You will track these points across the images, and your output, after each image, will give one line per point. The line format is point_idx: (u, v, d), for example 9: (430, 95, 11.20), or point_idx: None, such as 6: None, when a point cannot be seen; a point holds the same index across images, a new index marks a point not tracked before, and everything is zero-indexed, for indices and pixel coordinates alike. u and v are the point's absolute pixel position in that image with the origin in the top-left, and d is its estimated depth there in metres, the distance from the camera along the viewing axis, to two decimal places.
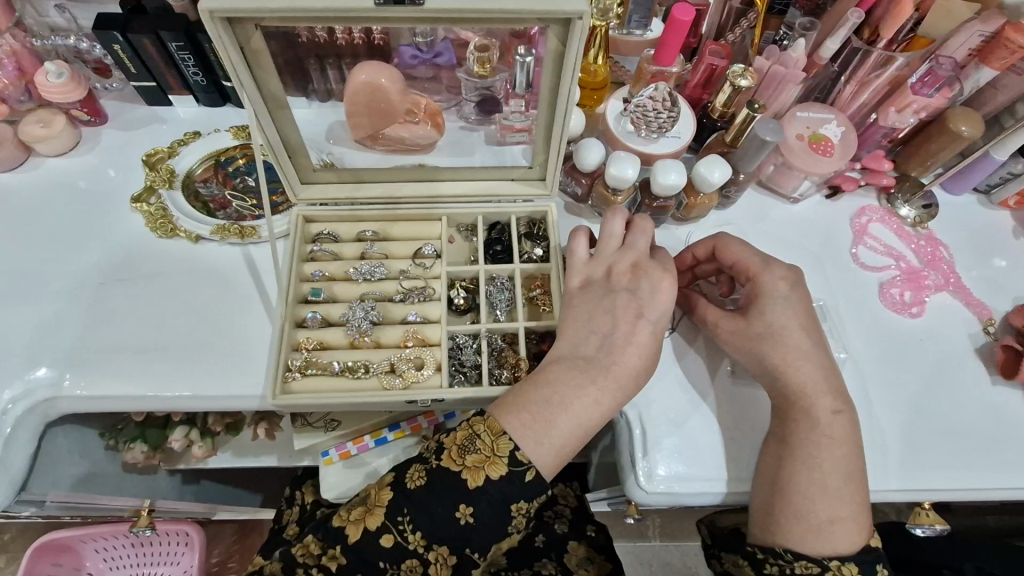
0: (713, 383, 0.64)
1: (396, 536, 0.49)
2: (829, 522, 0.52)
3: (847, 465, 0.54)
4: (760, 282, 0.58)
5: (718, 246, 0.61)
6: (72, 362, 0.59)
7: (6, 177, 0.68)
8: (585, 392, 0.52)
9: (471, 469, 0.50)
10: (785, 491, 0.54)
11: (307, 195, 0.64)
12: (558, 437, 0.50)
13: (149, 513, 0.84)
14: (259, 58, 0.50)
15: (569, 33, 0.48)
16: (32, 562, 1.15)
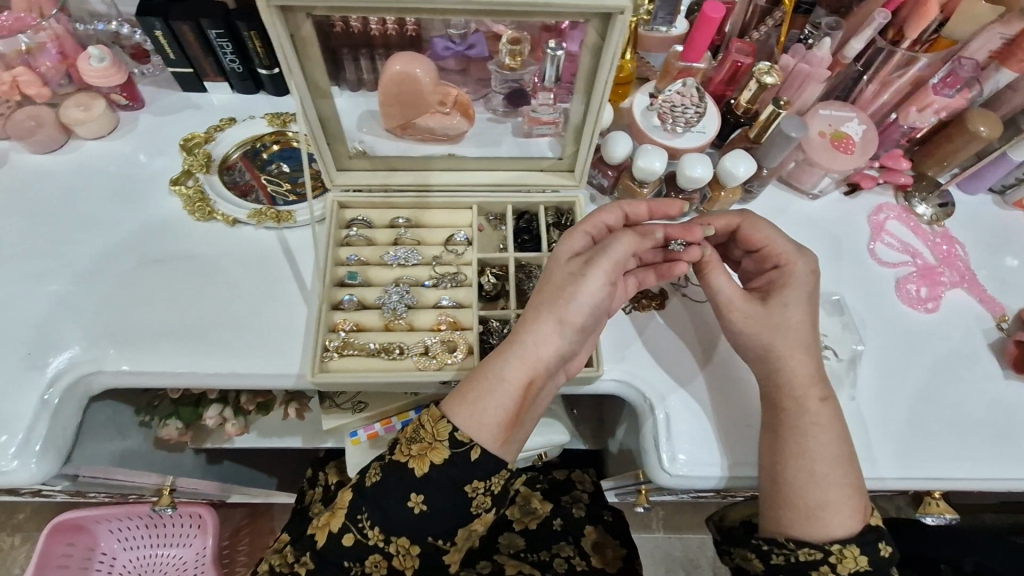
0: (710, 367, 0.66)
1: (355, 534, 0.53)
2: (819, 507, 0.55)
3: (833, 450, 0.57)
4: (791, 269, 0.60)
5: (745, 226, 0.62)
6: (111, 340, 0.60)
7: (46, 159, 0.69)
8: (506, 365, 0.54)
9: (417, 457, 0.53)
10: (778, 480, 0.57)
11: (342, 181, 0.65)
12: (483, 411, 0.53)
13: (172, 492, 0.86)
14: (307, 45, 0.51)
15: (609, 27, 0.50)
16: (48, 540, 1.17)
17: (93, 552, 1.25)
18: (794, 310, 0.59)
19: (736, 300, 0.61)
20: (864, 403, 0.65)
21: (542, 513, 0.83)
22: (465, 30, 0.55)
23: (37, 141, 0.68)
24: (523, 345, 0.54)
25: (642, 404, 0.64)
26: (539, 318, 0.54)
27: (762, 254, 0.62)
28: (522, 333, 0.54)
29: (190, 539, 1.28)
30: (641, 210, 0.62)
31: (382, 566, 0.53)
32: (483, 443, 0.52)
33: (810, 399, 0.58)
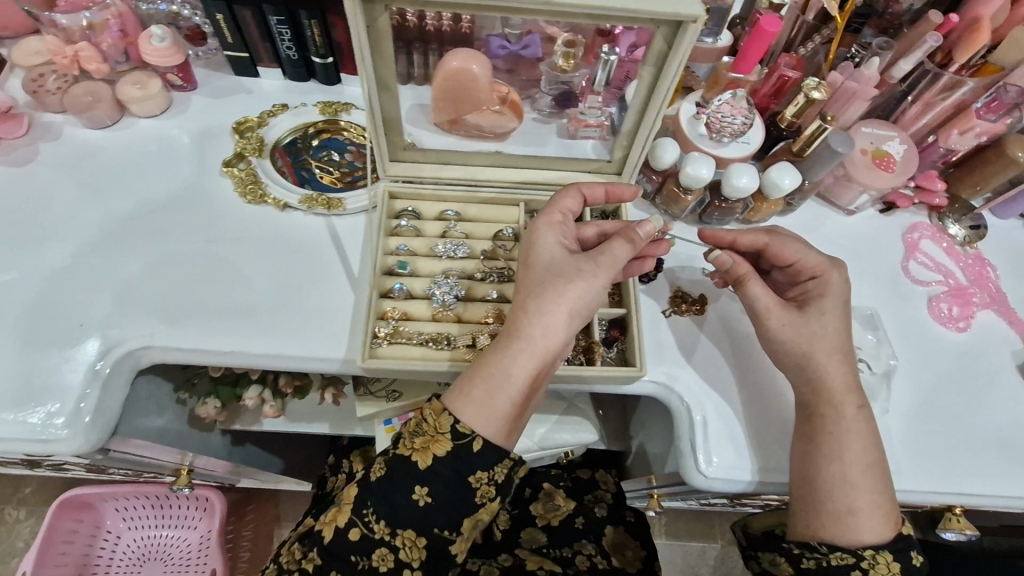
0: (755, 375, 0.66)
1: (361, 529, 0.53)
2: (848, 511, 0.57)
3: (867, 456, 0.58)
4: (828, 280, 0.61)
5: (773, 244, 0.62)
6: (163, 315, 0.61)
7: (100, 134, 0.70)
8: (509, 356, 0.54)
9: (420, 450, 0.54)
10: (811, 483, 0.58)
11: (395, 172, 0.66)
12: (489, 403, 0.54)
13: (187, 473, 0.85)
14: (382, 36, 0.52)
15: (678, 35, 0.51)
16: (55, 516, 1.17)
17: (98, 531, 1.25)
18: (832, 319, 0.60)
19: (773, 309, 0.60)
20: (896, 417, 0.66)
21: (565, 510, 0.84)
22: (522, 29, 0.57)
23: (93, 116, 0.69)
24: (529, 338, 0.54)
25: (679, 408, 0.65)
26: (546, 309, 0.54)
27: (793, 269, 0.62)
28: (528, 328, 0.54)
29: (195, 522, 1.28)
30: (597, 192, 0.63)
31: (388, 559, 0.53)
32: (485, 433, 0.54)
33: (848, 407, 0.59)
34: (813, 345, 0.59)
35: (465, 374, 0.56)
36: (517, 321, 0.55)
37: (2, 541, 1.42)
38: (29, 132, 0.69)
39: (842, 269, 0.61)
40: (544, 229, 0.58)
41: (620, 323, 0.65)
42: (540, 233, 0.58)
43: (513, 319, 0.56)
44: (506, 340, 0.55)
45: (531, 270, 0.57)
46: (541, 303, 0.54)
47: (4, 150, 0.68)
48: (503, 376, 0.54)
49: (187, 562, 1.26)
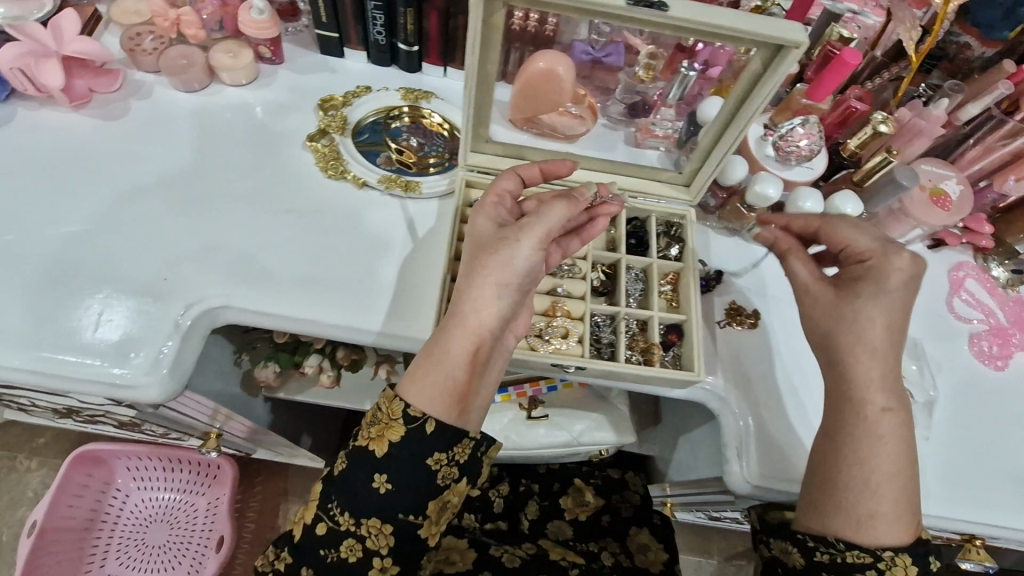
0: (807, 394, 0.68)
1: (327, 522, 0.54)
2: (870, 516, 0.57)
3: (894, 464, 0.58)
4: (883, 267, 0.59)
5: (825, 228, 0.63)
6: (242, 277, 0.63)
7: (188, 97, 0.73)
8: (451, 336, 0.54)
9: (376, 439, 0.54)
10: (834, 486, 0.59)
11: (475, 162, 0.69)
12: (433, 381, 0.53)
13: (216, 436, 0.86)
14: (494, 30, 0.55)
15: (778, 57, 0.53)
16: (69, 468, 1.18)
17: (108, 487, 1.25)
18: (879, 308, 0.58)
19: (811, 287, 0.62)
20: (932, 445, 0.68)
21: (593, 506, 0.88)
22: (607, 39, 0.65)
23: (184, 79, 0.71)
24: (461, 315, 0.54)
25: (729, 416, 0.67)
26: (475, 285, 0.53)
27: (843, 254, 0.62)
28: (460, 306, 0.54)
29: (204, 488, 1.27)
30: (534, 172, 0.63)
31: (357, 550, 0.54)
32: (435, 413, 0.53)
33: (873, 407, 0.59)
34: (857, 348, 0.59)
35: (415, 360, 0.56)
36: (451, 303, 0.55)
37: (11, 489, 1.36)
38: (122, 89, 0.72)
39: (895, 257, 0.59)
40: (480, 213, 0.58)
41: (678, 329, 0.68)
42: (477, 217, 0.58)
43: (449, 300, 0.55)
44: (444, 321, 0.55)
45: (468, 252, 0.57)
46: (469, 279, 0.54)
47: (98, 103, 0.70)
48: (441, 355, 0.54)
49: (192, 527, 1.25)
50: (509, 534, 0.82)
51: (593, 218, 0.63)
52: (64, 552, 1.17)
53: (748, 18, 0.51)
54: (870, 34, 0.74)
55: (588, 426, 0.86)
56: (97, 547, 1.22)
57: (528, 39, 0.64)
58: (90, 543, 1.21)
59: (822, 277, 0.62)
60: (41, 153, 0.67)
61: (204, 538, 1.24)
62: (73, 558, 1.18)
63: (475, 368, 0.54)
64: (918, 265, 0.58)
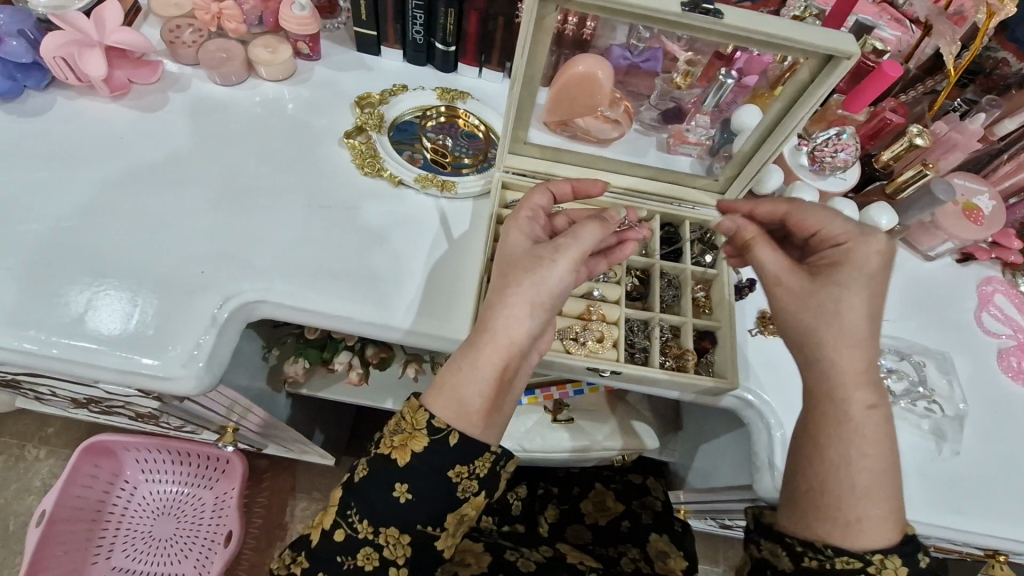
0: None
1: (346, 529, 0.53)
2: (857, 520, 0.53)
3: (879, 463, 0.53)
4: (854, 252, 0.54)
5: (791, 213, 0.58)
6: (278, 272, 0.63)
7: (225, 91, 0.73)
8: (480, 350, 0.53)
9: (399, 448, 0.54)
10: (818, 489, 0.54)
11: (513, 163, 0.69)
12: (459, 395, 0.53)
13: (233, 430, 0.85)
14: (545, 32, 0.56)
15: (827, 67, 0.54)
16: (78, 459, 1.17)
17: (116, 479, 1.24)
18: (856, 294, 0.53)
19: (784, 277, 0.56)
20: (962, 459, 0.68)
21: (614, 511, 0.87)
22: (646, 44, 0.62)
23: (223, 73, 0.71)
24: (491, 330, 0.53)
25: (759, 425, 0.67)
26: (508, 302, 0.53)
27: (816, 239, 0.57)
28: (491, 320, 0.53)
29: (212, 482, 1.27)
30: (564, 189, 0.62)
31: (373, 559, 0.54)
32: (458, 425, 0.53)
33: (856, 403, 0.54)
34: (840, 345, 0.54)
35: (442, 372, 0.55)
36: (481, 318, 0.54)
37: (18, 478, 1.36)
38: (160, 81, 0.72)
39: (872, 239, 0.54)
40: (512, 228, 0.57)
41: (711, 335, 0.68)
42: (509, 230, 0.57)
43: (480, 314, 0.54)
44: (473, 335, 0.54)
45: (500, 267, 0.56)
46: (502, 295, 0.53)
47: (136, 94, 0.71)
48: (468, 370, 0.53)
49: (199, 522, 1.25)
50: (526, 536, 0.80)
51: (623, 240, 0.61)
52: (71, 543, 1.16)
53: (799, 28, 0.52)
54: (903, 48, 0.75)
55: (608, 432, 0.87)
56: (103, 540, 1.21)
57: (565, 43, 0.61)
58: (97, 536, 1.20)
59: (794, 264, 0.56)
60: (78, 142, 0.67)
61: (211, 532, 1.23)
62: (79, 550, 1.17)
63: (502, 384, 0.54)
64: (892, 249, 0.54)
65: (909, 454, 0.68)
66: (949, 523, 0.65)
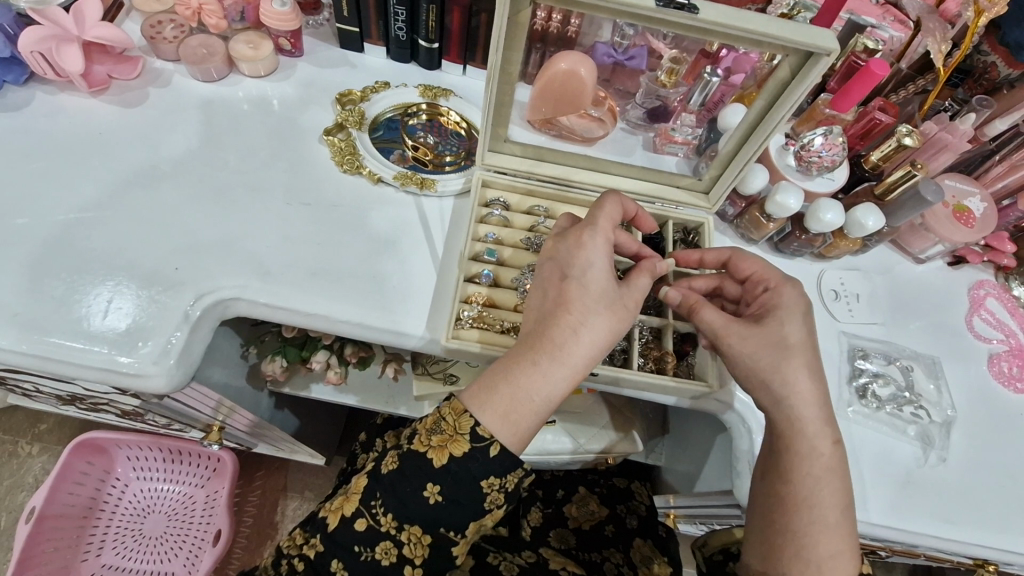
0: None
1: (368, 519, 0.53)
2: (829, 557, 0.52)
3: (842, 499, 0.53)
4: (781, 293, 0.57)
5: (732, 259, 0.62)
6: (257, 269, 0.63)
7: (206, 87, 0.72)
8: (535, 363, 0.52)
9: (436, 448, 0.53)
10: (783, 526, 0.53)
11: (492, 162, 0.68)
12: (513, 408, 0.51)
13: (219, 429, 0.85)
14: (517, 28, 0.54)
15: (808, 64, 0.53)
16: (71, 454, 1.17)
17: (107, 477, 1.24)
18: (796, 327, 0.55)
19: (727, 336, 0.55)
20: (950, 466, 0.67)
21: (598, 516, 0.85)
22: (630, 42, 0.64)
23: (204, 69, 0.71)
24: (560, 347, 0.51)
25: (740, 429, 0.65)
26: (586, 325, 0.52)
27: (749, 284, 0.60)
28: (563, 336, 0.51)
29: (204, 480, 1.26)
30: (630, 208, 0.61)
31: (392, 554, 0.53)
32: (506, 438, 0.51)
33: (826, 441, 0.54)
34: (798, 374, 0.54)
35: (488, 375, 0.53)
36: (551, 332, 0.51)
37: (11, 475, 1.36)
38: (141, 77, 0.72)
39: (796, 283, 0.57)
40: (591, 244, 0.54)
41: (692, 338, 0.68)
42: (590, 243, 0.54)
43: (549, 326, 0.52)
44: (536, 346, 0.52)
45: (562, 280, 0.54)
46: (579, 315, 0.52)
47: (116, 90, 0.71)
48: (529, 386, 0.51)
49: (190, 519, 1.24)
50: (509, 539, 0.78)
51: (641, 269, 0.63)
52: (61, 540, 1.15)
53: (778, 24, 0.51)
54: (895, 46, 0.75)
55: (593, 435, 0.86)
56: (93, 537, 1.21)
57: (551, 41, 0.63)
58: (88, 532, 1.20)
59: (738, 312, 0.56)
60: (60, 138, 0.67)
61: (202, 530, 1.23)
62: (71, 546, 1.17)
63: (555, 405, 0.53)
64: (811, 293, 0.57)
65: (897, 462, 0.66)
66: (940, 533, 0.63)
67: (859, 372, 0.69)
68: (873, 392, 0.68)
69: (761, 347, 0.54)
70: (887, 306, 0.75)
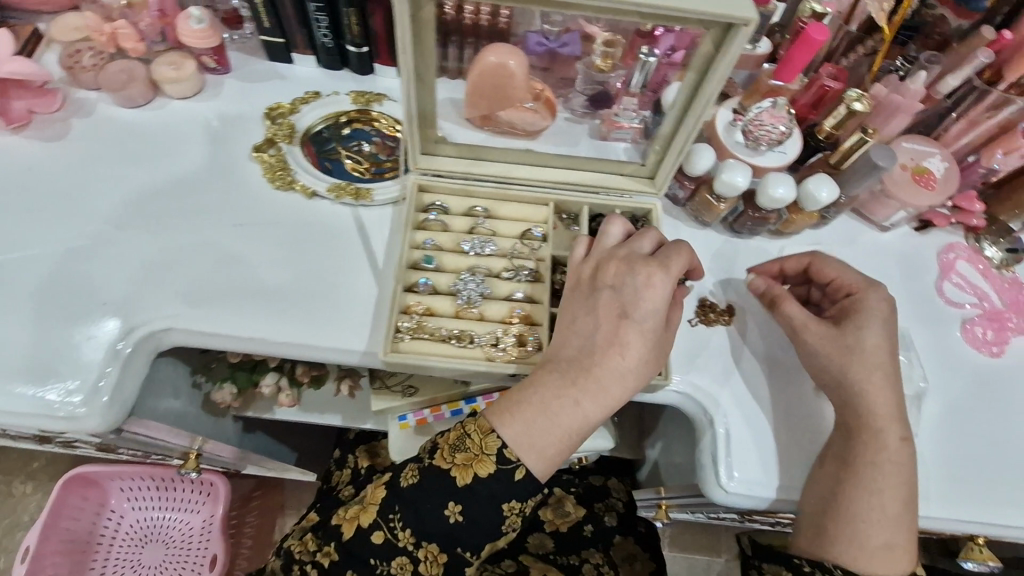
0: (773, 398, 0.64)
1: (385, 532, 0.52)
2: (885, 547, 0.52)
3: (903, 493, 0.54)
4: (864, 298, 0.59)
5: (815, 263, 0.63)
6: (189, 298, 0.61)
7: (133, 113, 0.70)
8: (566, 394, 0.53)
9: (460, 467, 0.52)
10: (839, 510, 0.54)
11: (426, 165, 0.65)
12: (543, 440, 0.52)
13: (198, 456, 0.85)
14: (422, 25, 0.52)
15: (729, 37, 0.50)
16: (63, 489, 1.15)
17: (102, 509, 1.22)
18: (869, 333, 0.57)
19: (811, 324, 0.59)
20: (926, 441, 0.64)
21: (575, 516, 0.83)
22: (562, 27, 0.58)
23: (128, 95, 0.69)
24: (602, 389, 0.53)
25: (702, 420, 0.63)
26: (629, 355, 0.54)
27: (832, 286, 0.62)
28: (601, 370, 0.53)
29: (198, 506, 1.25)
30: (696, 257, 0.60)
31: (406, 570, 0.52)
32: (535, 470, 0.52)
33: (893, 437, 0.55)
34: (872, 375, 0.56)
35: (511, 395, 0.54)
36: (600, 373, 0.53)
37: (8, 514, 1.36)
38: (64, 109, 0.70)
39: (878, 290, 0.59)
40: (660, 283, 0.55)
41: None
42: (653, 281, 0.55)
43: (591, 357, 0.54)
44: (580, 383, 0.53)
45: (615, 311, 0.55)
46: (620, 352, 0.54)
47: (39, 124, 0.68)
48: (567, 420, 0.53)
49: (189, 545, 1.24)
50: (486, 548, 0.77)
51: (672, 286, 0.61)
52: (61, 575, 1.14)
53: None
54: (843, 7, 0.70)
55: None
56: (94, 566, 1.20)
57: (479, 32, 0.58)
58: (88, 564, 1.19)
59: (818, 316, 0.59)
60: None
61: (200, 556, 1.23)
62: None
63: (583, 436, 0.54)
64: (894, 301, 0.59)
65: None
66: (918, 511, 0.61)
67: None
68: None
69: (830, 351, 0.57)
70: None
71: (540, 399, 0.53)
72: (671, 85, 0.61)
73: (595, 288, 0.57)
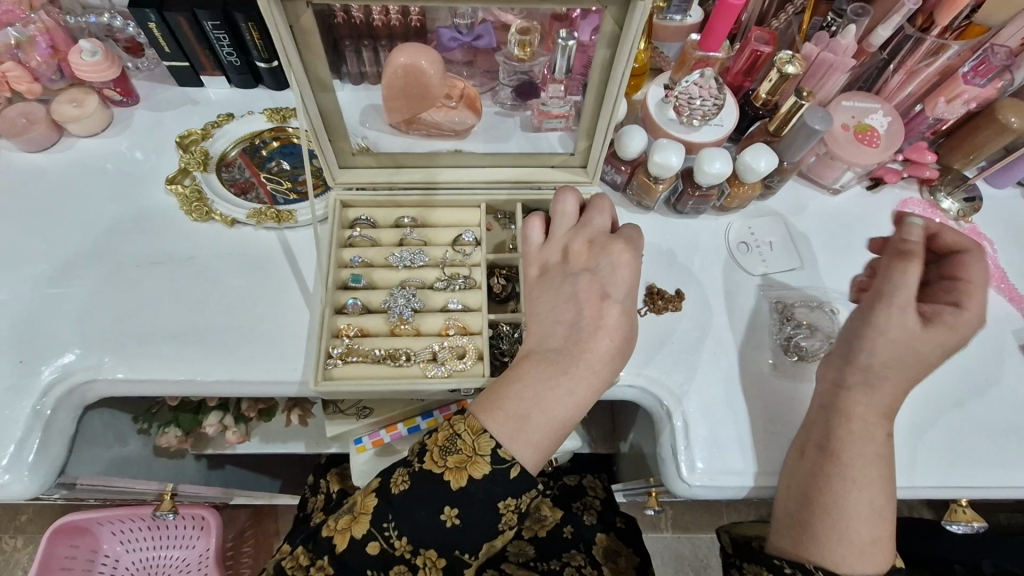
0: (729, 383, 0.62)
1: (381, 543, 0.47)
2: (871, 543, 0.48)
3: (884, 487, 0.51)
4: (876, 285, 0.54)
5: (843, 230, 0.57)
6: (111, 345, 0.58)
7: (39, 157, 0.67)
8: (557, 383, 0.49)
9: (453, 470, 0.47)
10: (822, 504, 0.50)
11: (345, 180, 0.62)
12: (535, 431, 0.48)
13: (172, 497, 0.83)
14: (306, 35, 0.49)
15: (629, 12, 0.47)
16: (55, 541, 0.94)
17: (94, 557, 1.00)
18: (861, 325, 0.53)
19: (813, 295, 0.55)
20: (892, 407, 0.62)
21: (552, 520, 0.80)
22: (472, 19, 0.55)
23: (29, 139, 0.66)
24: (593, 373, 0.50)
25: (659, 411, 0.61)
26: (612, 328, 0.52)
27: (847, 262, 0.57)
28: (583, 355, 0.50)
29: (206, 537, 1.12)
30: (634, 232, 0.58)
31: None
32: (529, 464, 0.48)
33: (847, 423, 0.52)
34: None
35: (495, 386, 0.51)
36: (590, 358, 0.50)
37: None
38: None
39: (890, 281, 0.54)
40: (628, 266, 0.54)
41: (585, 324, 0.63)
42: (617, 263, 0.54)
43: (580, 338, 0.51)
44: (570, 371, 0.50)
45: (593, 288, 0.53)
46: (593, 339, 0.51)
47: None
48: (558, 409, 0.49)
49: None
50: None
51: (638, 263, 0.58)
52: None
53: None
54: None
55: None
56: None
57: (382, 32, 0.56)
58: None
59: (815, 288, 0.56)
60: None
61: None
62: None
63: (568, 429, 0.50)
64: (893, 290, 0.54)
65: None
66: None
67: (785, 323, 0.65)
68: (799, 345, 0.63)
69: None
70: (802, 248, 0.70)
71: (535, 381, 0.49)
72: (596, 62, 0.54)
73: (570, 274, 0.54)
